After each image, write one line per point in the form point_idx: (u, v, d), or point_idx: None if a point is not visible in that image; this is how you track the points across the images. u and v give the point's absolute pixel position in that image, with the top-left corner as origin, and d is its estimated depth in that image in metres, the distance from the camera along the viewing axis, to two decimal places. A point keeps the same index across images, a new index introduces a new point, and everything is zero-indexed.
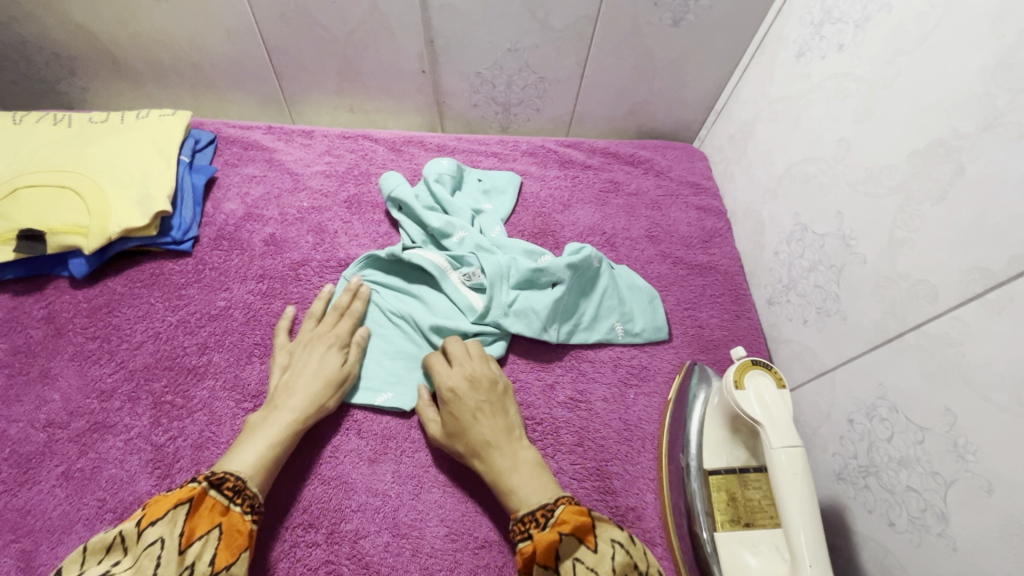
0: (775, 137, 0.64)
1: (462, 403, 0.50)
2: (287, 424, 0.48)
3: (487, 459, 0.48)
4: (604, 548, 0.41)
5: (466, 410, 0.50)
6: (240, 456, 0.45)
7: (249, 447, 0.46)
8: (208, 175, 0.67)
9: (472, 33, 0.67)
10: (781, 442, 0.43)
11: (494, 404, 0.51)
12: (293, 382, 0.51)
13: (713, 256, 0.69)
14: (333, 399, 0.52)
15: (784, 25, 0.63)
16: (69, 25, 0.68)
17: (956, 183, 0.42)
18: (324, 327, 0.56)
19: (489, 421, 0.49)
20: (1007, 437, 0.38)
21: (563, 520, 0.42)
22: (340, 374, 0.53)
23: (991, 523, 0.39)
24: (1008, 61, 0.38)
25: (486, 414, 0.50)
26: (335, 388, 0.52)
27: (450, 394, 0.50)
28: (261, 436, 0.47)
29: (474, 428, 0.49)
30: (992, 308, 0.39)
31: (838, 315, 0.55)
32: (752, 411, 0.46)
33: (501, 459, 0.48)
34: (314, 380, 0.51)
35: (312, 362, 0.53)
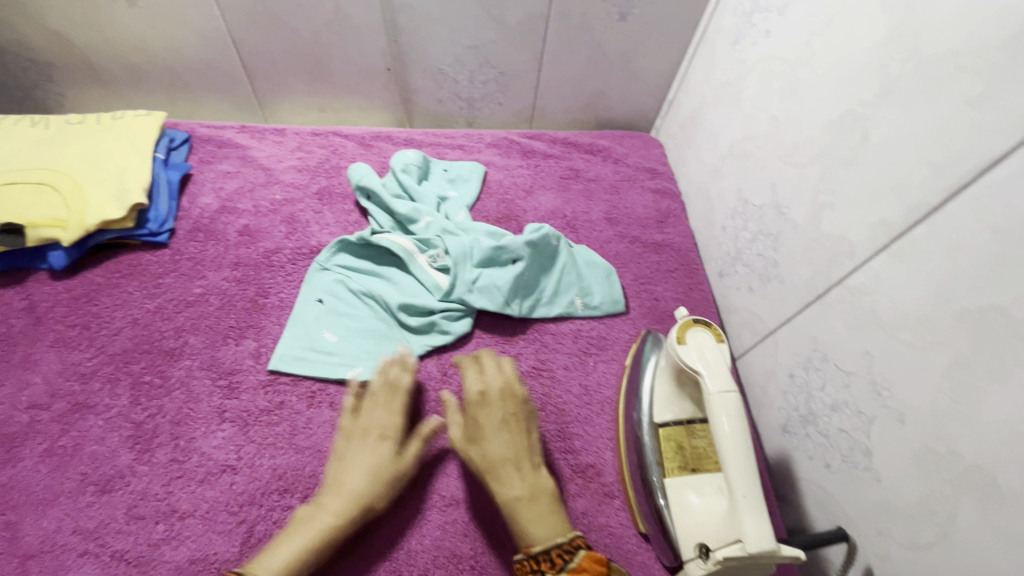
0: (718, 120, 0.69)
1: (489, 415, 0.50)
2: (325, 525, 0.45)
3: (500, 481, 0.47)
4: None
5: (489, 422, 0.50)
6: (268, 557, 0.43)
7: (279, 547, 0.43)
8: (183, 171, 0.70)
9: (433, 31, 0.71)
10: (718, 389, 0.47)
11: (516, 423, 0.50)
12: (342, 476, 0.48)
13: (668, 235, 0.73)
14: (385, 496, 0.48)
15: (721, 16, 0.68)
16: (44, 32, 0.71)
17: (863, 147, 0.46)
18: (378, 413, 0.51)
19: (510, 439, 0.49)
20: (913, 370, 0.42)
21: (582, 568, 0.41)
22: (392, 468, 0.49)
23: (905, 450, 0.42)
24: (897, 34, 0.43)
25: (507, 432, 0.49)
26: (387, 486, 0.48)
27: (478, 404, 0.50)
28: (297, 536, 0.44)
29: (494, 442, 0.49)
30: (896, 256, 0.43)
31: (776, 280, 0.59)
32: (699, 364, 0.49)
33: (513, 484, 0.47)
34: (364, 478, 0.48)
35: (363, 459, 0.49)
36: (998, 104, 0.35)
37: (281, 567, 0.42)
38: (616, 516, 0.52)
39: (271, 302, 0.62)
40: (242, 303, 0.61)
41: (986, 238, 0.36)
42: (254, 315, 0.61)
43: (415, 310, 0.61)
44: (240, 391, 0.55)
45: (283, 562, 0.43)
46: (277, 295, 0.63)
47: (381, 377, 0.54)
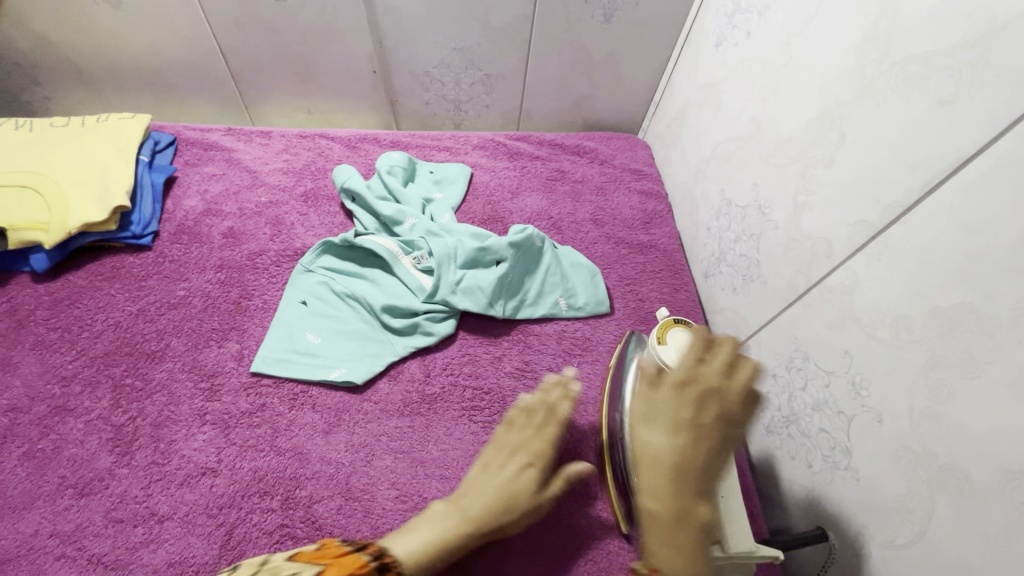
0: (703, 121, 0.69)
1: (668, 411, 0.43)
2: (457, 531, 0.43)
3: (644, 486, 0.41)
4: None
5: (668, 417, 0.43)
6: (405, 538, 0.42)
7: (416, 532, 0.43)
8: (168, 174, 0.70)
9: (418, 34, 0.72)
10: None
11: (703, 435, 0.42)
12: (481, 488, 0.46)
13: (653, 236, 0.73)
14: (516, 522, 0.46)
15: (704, 18, 0.68)
16: (28, 34, 0.71)
17: (841, 147, 0.46)
18: (530, 437, 0.49)
19: (680, 446, 0.41)
20: (891, 369, 0.42)
21: None
22: (530, 502, 0.46)
23: (884, 450, 0.42)
24: (871, 35, 0.43)
25: (682, 437, 0.42)
26: (520, 513, 0.45)
27: (667, 397, 0.44)
28: (431, 527, 0.43)
29: (660, 441, 0.42)
30: (873, 255, 0.43)
31: (759, 280, 0.59)
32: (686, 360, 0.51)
33: (657, 500, 0.40)
34: (502, 495, 0.45)
35: (503, 477, 0.46)
36: (968, 102, 0.36)
37: (418, 552, 0.41)
38: None
39: (254, 304, 0.62)
40: (226, 305, 0.61)
41: (958, 236, 0.36)
42: (237, 317, 0.61)
43: (399, 312, 0.61)
44: (222, 394, 0.55)
45: (420, 547, 0.41)
46: (260, 297, 0.63)
47: (541, 396, 0.52)
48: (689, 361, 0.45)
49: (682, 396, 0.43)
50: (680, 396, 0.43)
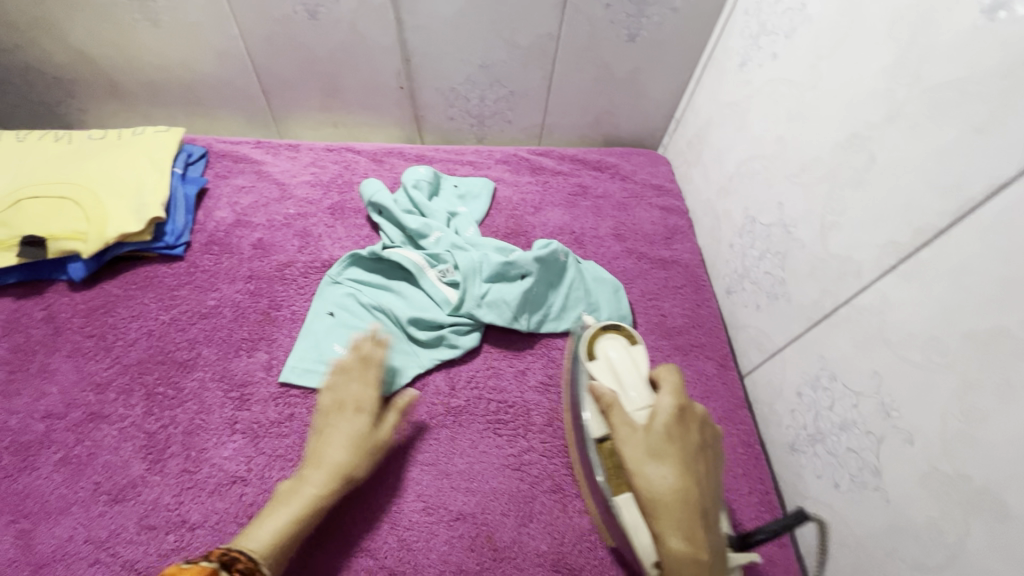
0: (726, 139, 0.70)
1: (674, 445, 0.44)
2: (309, 500, 0.46)
3: (667, 528, 0.41)
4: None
5: (674, 453, 0.43)
6: (256, 532, 0.44)
7: (269, 522, 0.45)
8: (200, 185, 0.72)
9: (444, 52, 0.73)
10: (640, 407, 0.48)
11: (700, 463, 0.44)
12: (323, 452, 0.49)
13: (675, 251, 0.74)
14: (364, 464, 0.49)
15: (728, 38, 0.69)
16: (69, 50, 0.73)
17: (869, 169, 0.47)
18: (349, 388, 0.53)
19: (688, 481, 0.42)
20: (922, 390, 0.42)
21: None
22: (369, 440, 0.50)
23: (913, 470, 0.42)
24: (901, 61, 0.44)
25: (689, 471, 0.43)
26: (367, 454, 0.50)
27: (668, 429, 0.44)
28: (288, 509, 0.46)
29: (672, 477, 0.42)
30: (903, 277, 0.44)
31: (784, 298, 0.59)
32: (625, 375, 0.50)
33: (687, 541, 0.40)
34: (343, 448, 0.49)
35: (342, 432, 0.50)
36: (1003, 129, 0.36)
37: (272, 535, 0.44)
38: None
39: (283, 315, 0.63)
40: (255, 316, 0.62)
41: (993, 261, 0.37)
42: (266, 328, 0.62)
43: (424, 324, 0.62)
44: (252, 404, 0.56)
45: (273, 532, 0.44)
46: (289, 307, 0.64)
47: (352, 358, 0.55)
48: (671, 400, 0.46)
49: (676, 429, 0.45)
50: (678, 429, 0.45)
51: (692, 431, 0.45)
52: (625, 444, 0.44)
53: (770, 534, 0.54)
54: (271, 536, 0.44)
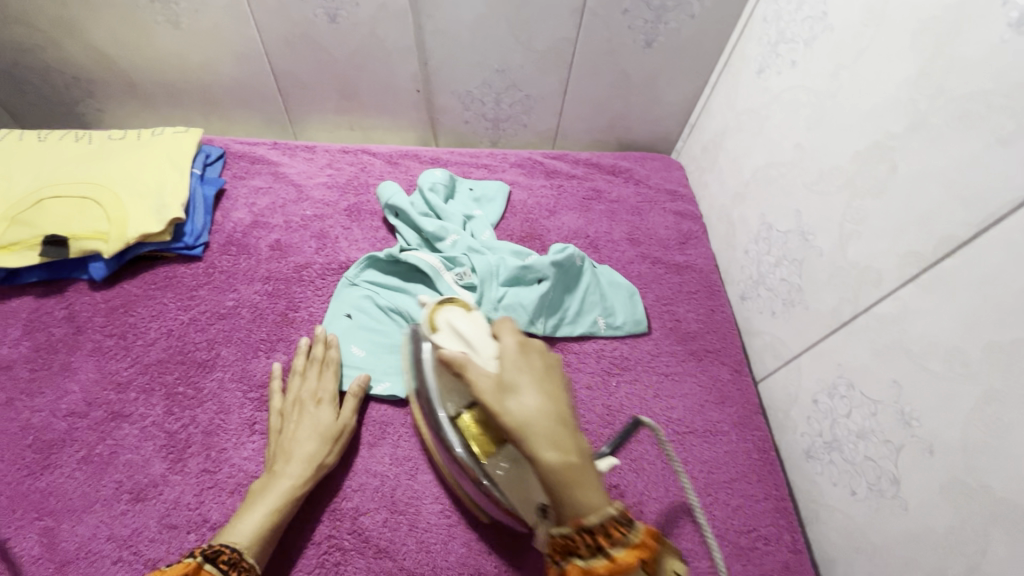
0: (742, 145, 0.70)
1: (525, 368, 0.42)
2: (285, 492, 0.48)
3: (538, 445, 0.37)
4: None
5: (526, 376, 0.41)
6: (239, 526, 0.45)
7: (248, 516, 0.46)
8: (218, 186, 0.72)
9: (461, 55, 0.73)
10: (484, 359, 0.46)
11: (554, 376, 0.42)
12: (291, 446, 0.51)
13: (690, 256, 0.74)
14: (334, 451, 0.52)
15: (746, 45, 0.69)
16: (89, 50, 0.74)
17: (891, 178, 0.47)
18: (310, 383, 0.56)
19: (550, 400, 0.40)
20: (943, 401, 0.42)
21: (645, 543, 0.36)
22: (334, 429, 0.53)
23: (933, 480, 0.42)
24: (926, 71, 0.44)
25: (545, 385, 0.41)
26: (333, 442, 0.52)
27: (516, 356, 0.42)
28: (265, 502, 0.47)
29: (532, 397, 0.39)
30: (925, 287, 0.44)
31: (801, 305, 0.58)
32: (466, 334, 0.49)
33: (557, 446, 0.37)
34: (310, 439, 0.51)
35: (305, 424, 0.52)
36: None
37: (254, 528, 0.45)
38: None
39: (301, 316, 0.63)
40: (273, 317, 0.63)
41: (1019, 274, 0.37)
42: (284, 328, 0.62)
43: None
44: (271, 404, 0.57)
45: (255, 525, 0.46)
46: (307, 309, 0.64)
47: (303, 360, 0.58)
48: (512, 337, 0.45)
49: (523, 360, 0.42)
50: (525, 355, 0.43)
51: (539, 352, 0.43)
52: (485, 390, 0.41)
53: (785, 541, 0.54)
54: (252, 528, 0.45)
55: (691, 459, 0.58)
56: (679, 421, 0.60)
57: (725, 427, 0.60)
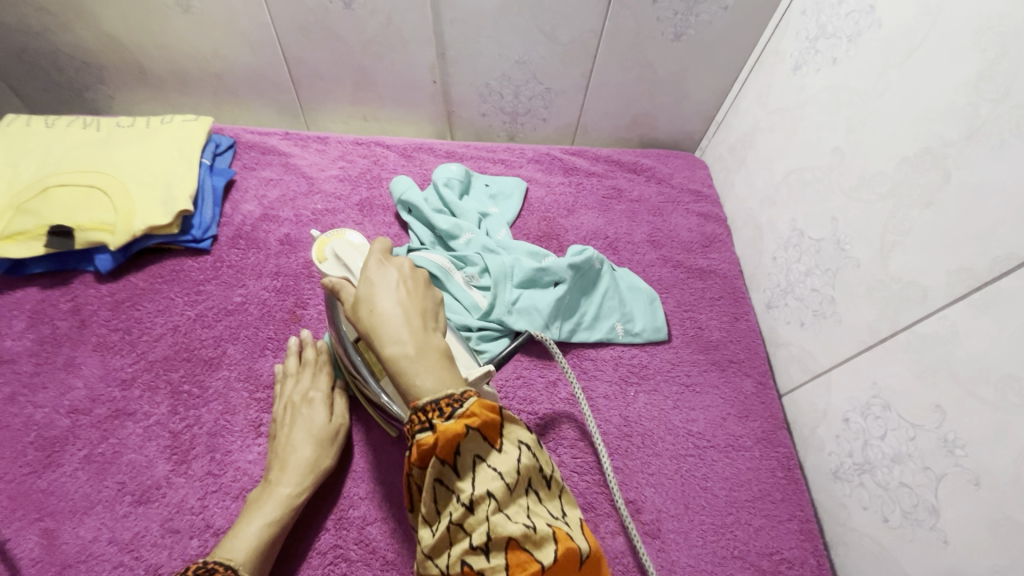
0: (773, 146, 0.66)
1: (384, 274, 0.38)
2: (282, 501, 0.46)
3: (382, 341, 0.35)
4: (508, 449, 0.33)
5: (381, 283, 0.38)
6: (234, 541, 0.43)
7: (242, 531, 0.44)
8: (228, 177, 0.70)
9: (481, 46, 0.70)
10: None
11: (415, 278, 0.39)
12: (286, 452, 0.49)
13: (713, 261, 0.71)
14: (330, 455, 0.50)
15: (782, 40, 0.65)
16: (99, 35, 0.72)
17: (942, 188, 0.43)
18: (302, 385, 0.54)
19: (404, 300, 0.37)
20: (994, 431, 0.38)
21: (474, 413, 0.32)
22: (328, 431, 0.51)
23: (979, 515, 0.39)
24: (988, 74, 0.40)
25: (401, 287, 0.37)
26: (328, 445, 0.50)
27: (375, 265, 0.39)
28: (263, 513, 0.45)
29: (383, 300, 0.36)
30: (977, 307, 0.40)
31: (833, 318, 0.55)
32: (353, 262, 0.49)
33: (399, 340, 0.34)
34: (305, 444, 0.49)
35: (299, 427, 0.50)
36: None
37: (251, 542, 0.43)
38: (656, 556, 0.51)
39: (309, 314, 0.61)
40: (281, 315, 0.61)
41: None
42: (293, 327, 0.60)
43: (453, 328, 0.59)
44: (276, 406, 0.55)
45: (252, 539, 0.44)
46: (315, 307, 0.62)
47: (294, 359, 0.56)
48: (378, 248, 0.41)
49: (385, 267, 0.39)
50: (387, 261, 0.39)
51: (404, 258, 0.40)
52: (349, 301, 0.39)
53: (810, 565, 0.51)
54: (249, 542, 0.43)
55: (712, 475, 0.56)
56: (699, 435, 0.58)
57: (748, 443, 0.57)
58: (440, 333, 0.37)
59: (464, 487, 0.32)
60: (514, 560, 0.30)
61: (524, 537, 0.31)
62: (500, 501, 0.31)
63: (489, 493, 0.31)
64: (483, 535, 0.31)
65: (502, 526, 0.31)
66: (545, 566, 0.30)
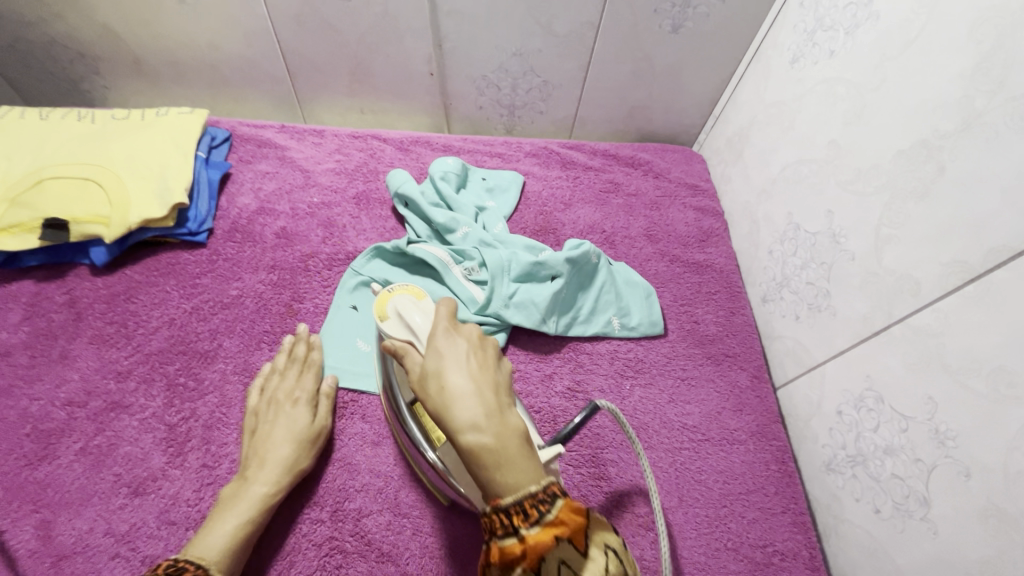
0: (770, 140, 0.66)
1: (453, 346, 0.36)
2: (258, 499, 0.46)
3: (458, 426, 0.32)
4: (596, 555, 0.30)
5: (450, 357, 0.36)
6: (206, 539, 0.43)
7: (216, 529, 0.44)
8: (223, 170, 0.70)
9: (478, 37, 0.70)
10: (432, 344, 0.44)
11: (485, 351, 0.36)
12: (266, 449, 0.49)
13: (710, 255, 0.71)
14: (309, 455, 0.50)
15: (780, 33, 0.65)
16: (94, 25, 0.71)
17: (937, 181, 0.43)
18: (287, 381, 0.53)
19: (479, 378, 0.34)
20: (984, 422, 0.39)
21: (563, 522, 0.29)
22: (310, 432, 0.50)
23: (969, 505, 0.40)
24: (985, 66, 0.40)
25: (472, 360, 0.35)
26: (309, 446, 0.50)
27: (444, 338, 0.37)
28: (239, 510, 0.45)
29: (454, 376, 0.34)
30: (970, 300, 0.40)
31: (827, 311, 0.55)
32: (413, 321, 0.45)
33: (477, 426, 0.32)
34: (285, 443, 0.49)
35: (280, 426, 0.50)
36: None
37: (224, 540, 0.43)
38: (650, 548, 0.51)
39: (305, 308, 0.61)
40: (277, 308, 0.61)
41: None
42: (289, 320, 0.60)
43: None
44: None
45: (226, 537, 0.43)
46: (312, 300, 0.62)
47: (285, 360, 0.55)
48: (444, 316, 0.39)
49: (451, 339, 0.37)
50: (454, 333, 0.37)
51: (471, 329, 0.38)
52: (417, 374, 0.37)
53: (803, 557, 0.51)
54: (222, 540, 0.43)
55: (706, 468, 0.56)
56: (694, 428, 0.58)
57: (743, 436, 0.58)
58: (514, 409, 0.35)
59: None
60: None
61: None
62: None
63: None
64: None
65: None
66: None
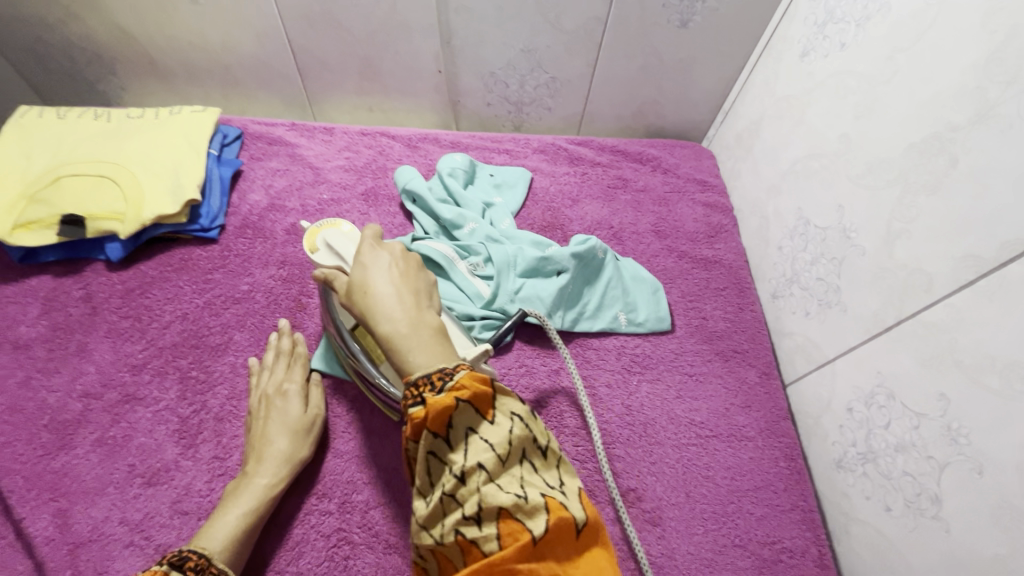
0: (780, 133, 0.66)
1: (375, 257, 0.40)
2: (258, 492, 0.47)
3: (376, 319, 0.37)
4: (500, 421, 0.33)
5: (372, 266, 0.40)
6: (208, 533, 0.44)
7: (217, 523, 0.44)
8: (235, 167, 0.71)
9: (487, 35, 0.70)
10: None
11: (406, 263, 0.40)
12: (263, 444, 0.49)
13: (719, 251, 0.70)
14: (305, 446, 0.50)
15: (790, 26, 0.65)
16: (111, 27, 0.72)
17: (950, 174, 0.43)
18: (278, 376, 0.54)
19: (398, 283, 0.38)
20: (998, 419, 0.38)
21: (463, 386, 0.32)
22: (304, 424, 0.51)
23: (981, 503, 0.39)
24: (998, 56, 0.39)
25: (393, 268, 0.39)
26: (304, 436, 0.51)
27: (368, 251, 0.41)
28: (240, 504, 0.46)
29: (376, 281, 0.38)
30: (984, 295, 0.40)
31: (838, 307, 0.54)
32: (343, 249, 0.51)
33: (392, 318, 0.36)
34: (279, 436, 0.49)
35: (274, 420, 0.50)
36: None
37: (226, 533, 0.44)
38: (657, 544, 0.51)
39: (314, 302, 0.62)
40: (287, 303, 0.62)
41: None
42: (298, 315, 0.61)
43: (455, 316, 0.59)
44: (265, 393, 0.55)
45: (227, 530, 0.44)
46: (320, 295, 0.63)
47: (273, 356, 0.56)
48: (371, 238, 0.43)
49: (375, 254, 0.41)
50: (378, 248, 0.41)
51: (395, 240, 0.42)
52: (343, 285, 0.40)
53: (812, 554, 0.51)
54: (224, 533, 0.44)
55: (713, 465, 0.55)
56: (702, 424, 0.58)
57: (751, 433, 0.57)
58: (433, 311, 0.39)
59: (456, 458, 0.32)
60: (506, 529, 0.30)
61: (515, 507, 0.30)
62: (492, 473, 0.31)
63: (479, 465, 0.31)
64: (475, 505, 0.31)
65: (492, 496, 0.31)
66: (536, 536, 0.30)
